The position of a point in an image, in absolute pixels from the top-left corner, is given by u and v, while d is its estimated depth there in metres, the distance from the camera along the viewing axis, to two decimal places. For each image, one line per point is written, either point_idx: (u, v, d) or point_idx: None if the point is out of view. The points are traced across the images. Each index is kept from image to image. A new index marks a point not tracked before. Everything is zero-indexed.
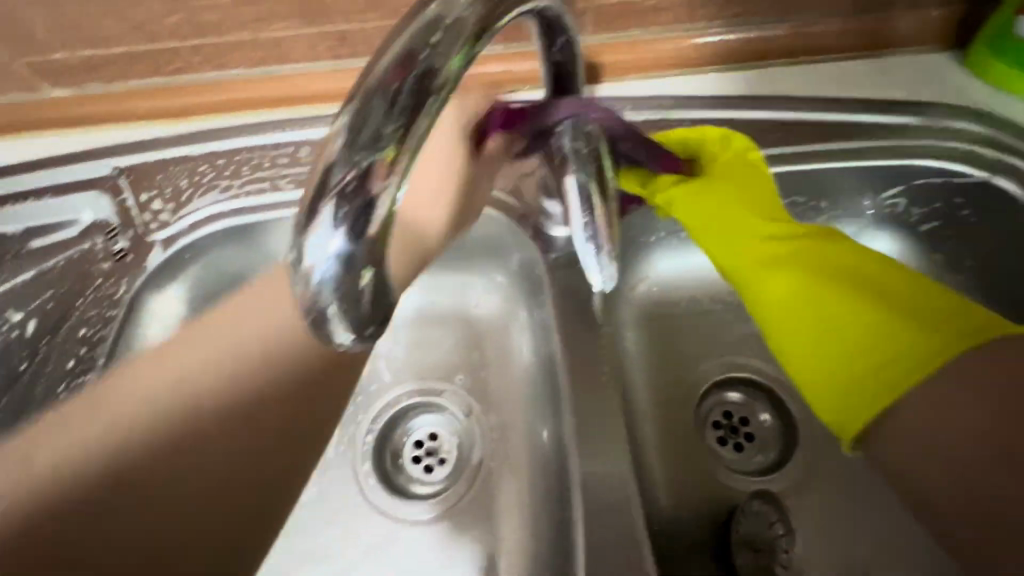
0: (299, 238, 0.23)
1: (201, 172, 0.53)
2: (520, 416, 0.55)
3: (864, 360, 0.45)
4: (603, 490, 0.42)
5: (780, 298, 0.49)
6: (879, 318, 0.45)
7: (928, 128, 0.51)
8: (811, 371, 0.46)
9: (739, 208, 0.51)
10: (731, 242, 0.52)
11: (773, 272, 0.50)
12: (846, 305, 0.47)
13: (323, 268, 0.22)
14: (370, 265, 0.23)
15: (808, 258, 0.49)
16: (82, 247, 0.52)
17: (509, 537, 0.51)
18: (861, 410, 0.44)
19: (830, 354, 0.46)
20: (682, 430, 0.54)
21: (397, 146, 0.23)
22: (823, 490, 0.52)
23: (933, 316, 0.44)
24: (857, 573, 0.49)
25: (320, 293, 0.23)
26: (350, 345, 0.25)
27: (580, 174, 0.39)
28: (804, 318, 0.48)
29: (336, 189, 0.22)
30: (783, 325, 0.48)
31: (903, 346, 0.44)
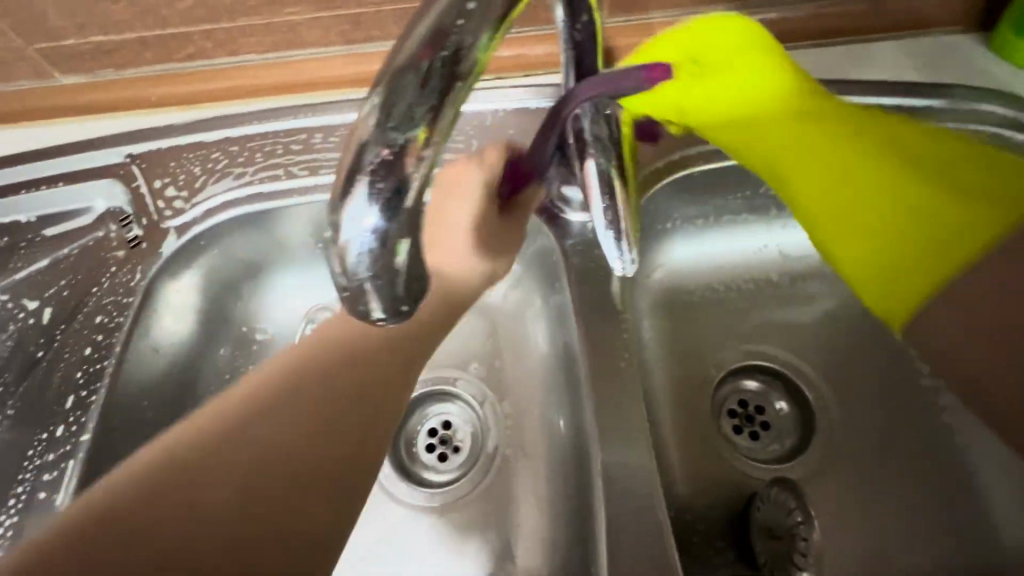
0: (334, 216, 0.22)
1: (214, 160, 0.53)
2: (537, 405, 0.54)
3: (905, 210, 0.42)
4: (627, 479, 0.42)
5: (818, 179, 0.45)
6: (911, 183, 0.42)
7: (952, 111, 0.50)
8: (848, 246, 0.43)
9: (759, 84, 0.48)
10: (755, 127, 0.48)
11: (801, 150, 0.46)
12: (891, 180, 0.43)
13: (362, 241, 0.22)
14: (405, 241, 0.23)
15: (823, 130, 0.46)
16: (97, 235, 0.52)
17: (526, 522, 0.51)
18: (921, 284, 0.39)
19: (876, 225, 0.42)
20: (698, 419, 0.53)
21: (430, 125, 0.22)
22: (841, 479, 0.52)
23: (978, 186, 0.41)
24: (875, 562, 0.49)
25: (358, 267, 0.23)
26: (386, 322, 0.24)
27: (603, 159, 0.38)
28: (838, 192, 0.44)
29: (369, 166, 0.22)
30: (811, 193, 0.45)
31: (960, 222, 0.40)
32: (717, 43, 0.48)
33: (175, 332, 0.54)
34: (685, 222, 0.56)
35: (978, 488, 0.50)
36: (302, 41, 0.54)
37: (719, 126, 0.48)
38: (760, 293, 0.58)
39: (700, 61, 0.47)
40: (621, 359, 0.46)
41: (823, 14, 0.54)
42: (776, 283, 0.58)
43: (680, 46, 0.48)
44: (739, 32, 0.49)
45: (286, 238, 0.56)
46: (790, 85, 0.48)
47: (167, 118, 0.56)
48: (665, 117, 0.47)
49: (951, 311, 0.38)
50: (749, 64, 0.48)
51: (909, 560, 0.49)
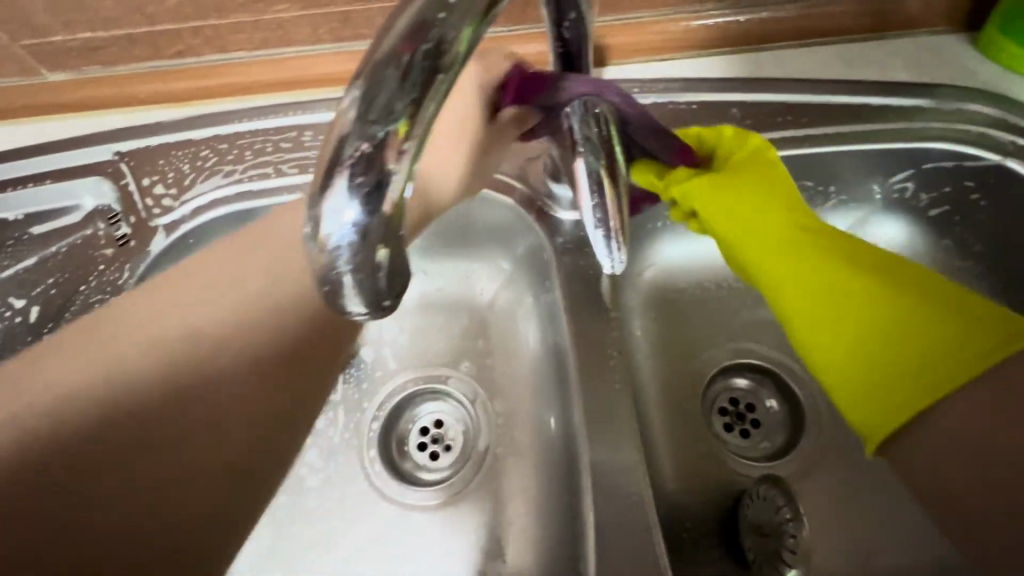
0: (315, 210, 0.22)
1: (203, 157, 0.53)
2: (528, 403, 0.54)
3: (890, 336, 0.41)
4: (615, 475, 0.42)
5: (802, 297, 0.45)
6: (906, 311, 0.41)
7: (938, 110, 0.50)
8: (841, 373, 0.42)
9: (760, 200, 0.47)
10: (751, 235, 0.48)
11: (796, 268, 0.46)
12: (877, 309, 0.42)
13: (341, 236, 0.22)
14: (386, 236, 0.23)
15: (823, 250, 0.46)
16: (85, 233, 0.52)
17: (516, 521, 0.51)
18: (894, 414, 0.39)
19: (863, 349, 0.42)
20: (689, 416, 0.54)
21: (412, 117, 0.22)
22: (830, 476, 0.52)
23: (966, 308, 0.40)
24: (864, 559, 0.49)
25: (337, 262, 0.23)
26: (367, 317, 0.25)
27: (591, 157, 0.38)
28: (828, 314, 0.44)
29: (348, 161, 0.22)
30: (798, 311, 0.45)
31: (944, 345, 0.39)
32: (729, 164, 0.49)
33: None
34: (675, 221, 0.56)
35: None
36: (291, 39, 0.54)
37: (736, 236, 0.48)
38: (750, 291, 0.58)
39: (715, 170, 0.49)
40: (611, 358, 0.46)
41: (813, 13, 0.54)
42: None
43: (701, 142, 0.50)
44: (754, 138, 0.50)
45: None
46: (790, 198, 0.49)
47: (157, 115, 0.55)
48: (669, 194, 0.48)
49: (920, 446, 0.38)
50: (777, 196, 0.48)
51: (897, 557, 0.49)
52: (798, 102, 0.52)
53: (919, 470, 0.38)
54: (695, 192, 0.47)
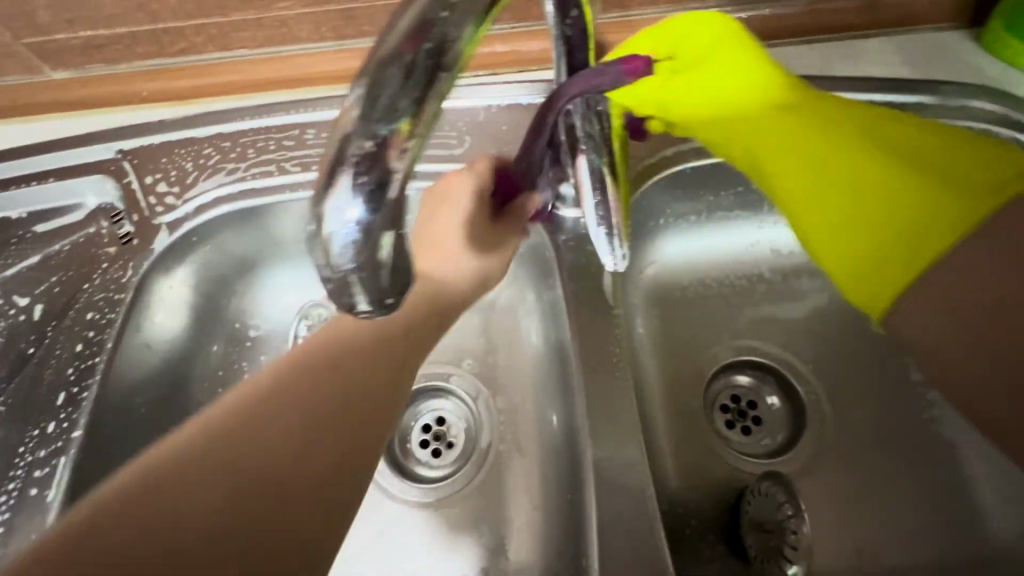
0: (318, 208, 0.22)
1: (206, 155, 0.53)
2: (530, 401, 0.54)
3: (886, 210, 0.42)
4: (620, 472, 0.42)
5: (805, 174, 0.46)
6: (897, 169, 0.43)
7: (941, 107, 0.50)
8: (832, 248, 0.44)
9: (746, 85, 0.47)
10: (745, 129, 0.47)
11: (792, 153, 0.46)
12: (870, 164, 0.44)
13: (344, 234, 0.22)
14: (389, 234, 0.23)
15: (802, 128, 0.46)
16: (88, 231, 0.52)
17: (519, 518, 0.51)
18: (889, 287, 0.41)
19: (860, 223, 0.43)
20: (691, 414, 0.54)
21: (414, 116, 0.22)
22: (831, 474, 0.52)
23: (959, 172, 0.41)
24: (865, 556, 0.49)
25: (341, 260, 0.23)
26: (370, 314, 0.25)
27: (593, 155, 0.38)
28: (830, 197, 0.44)
29: (352, 159, 0.22)
30: (799, 195, 0.46)
31: (922, 213, 0.40)
32: (709, 52, 0.47)
33: (166, 330, 0.54)
34: (678, 218, 0.56)
35: (968, 483, 0.51)
36: (294, 36, 0.54)
37: (710, 124, 0.47)
38: (752, 288, 0.58)
39: (682, 62, 0.47)
40: (614, 356, 0.46)
41: (816, 10, 0.54)
42: (767, 279, 0.58)
43: (665, 40, 0.47)
44: (720, 24, 0.47)
45: (280, 235, 0.56)
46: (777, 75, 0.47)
47: (159, 113, 0.55)
48: (657, 114, 0.46)
49: (920, 310, 0.39)
50: (744, 77, 0.47)
51: (899, 554, 0.49)
52: None
53: (925, 347, 0.40)
54: (675, 102, 0.46)
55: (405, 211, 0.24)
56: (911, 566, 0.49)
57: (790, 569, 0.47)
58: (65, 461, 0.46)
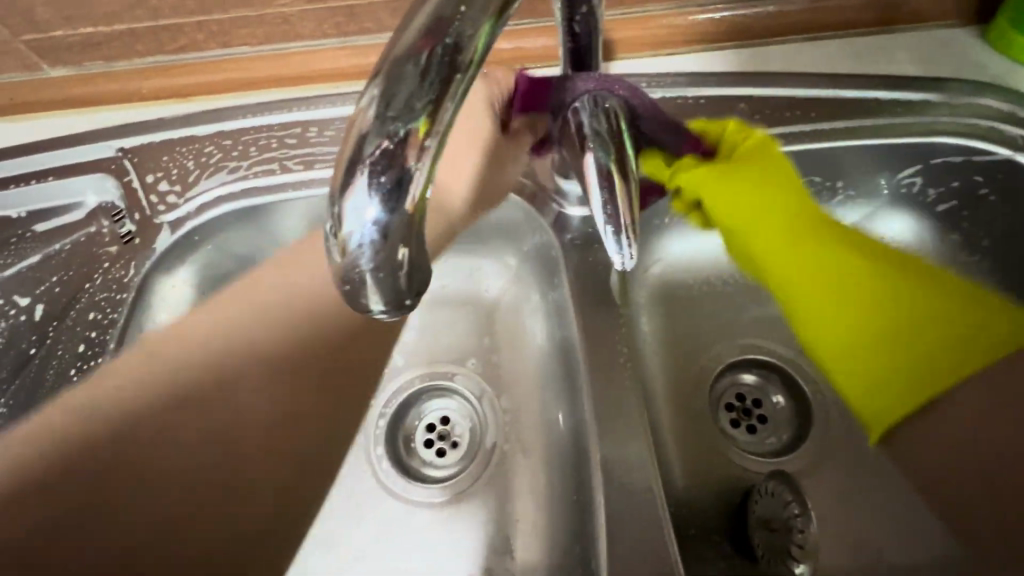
0: (334, 208, 0.22)
1: (207, 154, 0.52)
2: (535, 401, 0.54)
3: (910, 326, 0.43)
4: (626, 471, 0.42)
5: (817, 293, 0.46)
6: (933, 300, 0.44)
7: (947, 104, 0.50)
8: (844, 359, 0.44)
9: (775, 192, 0.47)
10: (761, 227, 0.48)
11: (814, 267, 0.47)
12: (890, 292, 0.45)
13: (361, 234, 0.22)
14: (407, 233, 0.23)
15: (834, 243, 0.47)
16: (88, 230, 0.51)
17: (524, 517, 0.51)
18: (898, 404, 0.42)
19: (877, 339, 0.44)
20: (697, 413, 0.54)
21: (432, 114, 0.22)
22: (836, 472, 0.52)
23: (971, 295, 0.44)
24: (871, 555, 0.49)
25: (358, 260, 0.22)
26: (386, 316, 0.24)
27: (599, 153, 0.38)
28: (849, 318, 0.45)
29: (369, 159, 0.21)
30: (815, 317, 0.46)
31: (959, 334, 0.42)
32: (739, 155, 0.47)
33: None
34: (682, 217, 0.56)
35: None
36: (296, 33, 0.53)
37: (744, 228, 0.48)
38: (757, 287, 0.58)
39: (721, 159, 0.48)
40: (620, 356, 0.46)
41: (823, 6, 0.54)
42: None
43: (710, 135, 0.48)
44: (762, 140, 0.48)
45: (283, 233, 0.55)
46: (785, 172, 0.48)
47: (159, 111, 0.55)
48: (677, 182, 0.47)
49: (924, 434, 0.41)
50: (780, 183, 0.47)
51: (905, 552, 0.49)
52: (808, 97, 0.51)
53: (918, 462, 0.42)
54: (704, 183, 0.46)
55: (423, 211, 0.23)
56: (917, 563, 0.49)
57: (796, 568, 0.47)
58: None
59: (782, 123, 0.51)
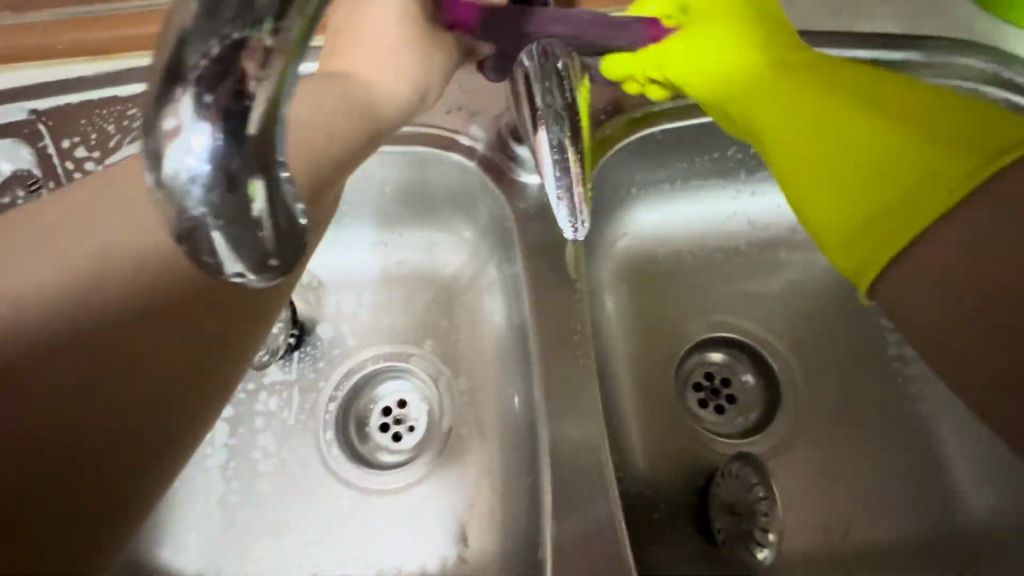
0: (154, 135, 0.17)
1: (130, 116, 0.48)
2: (492, 381, 0.51)
3: (878, 158, 0.37)
4: (578, 459, 0.39)
5: (788, 127, 0.41)
6: (882, 124, 0.38)
7: (928, 65, 0.47)
8: (820, 207, 0.39)
9: (739, 50, 0.46)
10: (734, 84, 0.45)
11: (790, 111, 0.42)
12: (841, 112, 0.40)
13: (193, 172, 0.17)
14: (259, 178, 0.18)
15: (813, 77, 0.43)
16: (0, 202, 0.46)
17: (479, 502, 0.48)
18: (886, 248, 0.35)
19: (858, 174, 0.37)
20: (663, 393, 0.51)
21: (281, 20, 0.17)
22: (802, 453, 0.50)
23: (947, 115, 0.37)
24: (839, 536, 0.47)
25: (185, 201, 0.17)
26: (245, 280, 0.19)
27: (551, 126, 0.36)
28: (811, 167, 0.40)
29: (193, 74, 0.17)
30: (789, 165, 0.41)
31: (940, 161, 0.35)
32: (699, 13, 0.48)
33: None
34: (650, 187, 0.53)
35: (944, 459, 0.50)
36: None
37: (709, 83, 0.46)
38: (728, 262, 0.55)
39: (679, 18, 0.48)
40: (578, 333, 0.43)
41: None
42: (743, 252, 0.55)
43: None
44: None
45: None
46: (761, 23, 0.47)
47: (74, 72, 0.48)
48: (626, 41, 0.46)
49: (918, 286, 0.34)
50: (740, 36, 0.46)
51: (873, 532, 0.48)
52: None
53: (915, 311, 0.34)
54: None
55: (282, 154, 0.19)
56: (883, 542, 0.47)
57: (761, 552, 0.46)
58: None
59: None
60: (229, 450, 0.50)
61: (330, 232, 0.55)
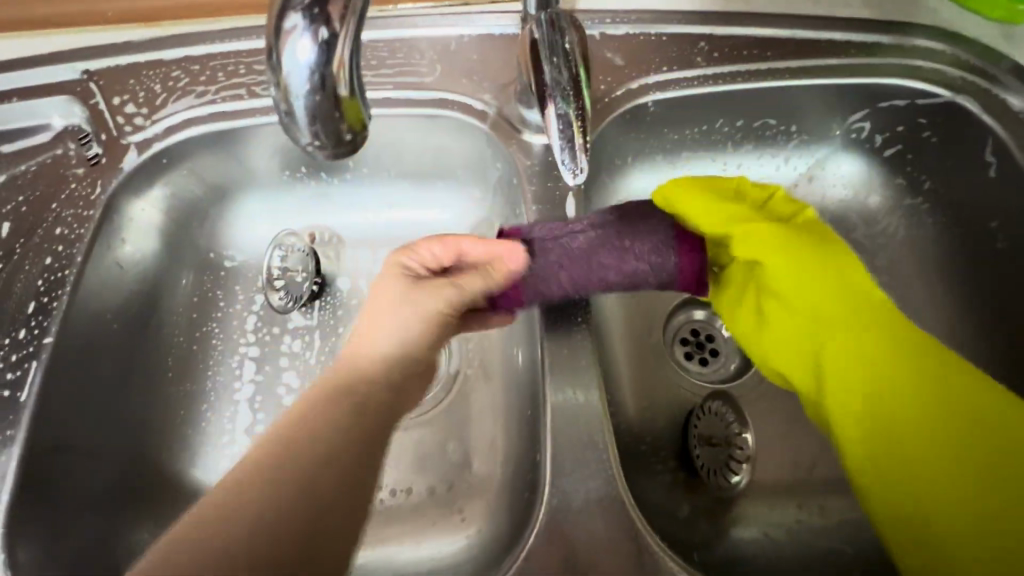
0: (275, 44, 0.23)
1: (174, 78, 0.53)
2: (497, 331, 0.57)
3: (973, 459, 0.39)
4: (573, 401, 0.46)
5: (861, 399, 0.42)
6: (905, 400, 0.41)
7: (896, 47, 0.52)
8: (925, 509, 0.39)
9: (822, 290, 0.45)
10: (796, 336, 0.46)
11: (855, 366, 0.43)
12: (871, 373, 0.42)
13: (301, 75, 0.23)
14: (341, 94, 0.25)
15: (877, 338, 0.43)
16: (55, 153, 0.52)
17: (482, 437, 0.53)
18: None
19: (946, 465, 0.39)
20: (653, 345, 0.56)
21: None
22: (777, 400, 0.55)
23: (967, 413, 0.40)
24: (807, 471, 0.52)
25: (294, 97, 0.24)
26: (328, 155, 0.27)
27: (560, 103, 0.41)
28: (896, 421, 0.41)
29: (301, 6, 0.23)
30: (882, 456, 0.40)
31: None
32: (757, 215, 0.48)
33: (140, 256, 0.54)
34: (642, 156, 0.58)
35: None
36: None
37: (750, 316, 0.48)
38: None
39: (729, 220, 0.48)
40: None
41: None
42: None
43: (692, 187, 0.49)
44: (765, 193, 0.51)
45: (253, 166, 0.57)
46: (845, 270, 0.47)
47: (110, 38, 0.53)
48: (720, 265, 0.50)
49: None
50: (806, 258, 0.46)
51: (839, 466, 0.53)
52: (746, 37, 0.53)
53: None
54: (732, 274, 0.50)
55: (356, 76, 0.25)
56: (846, 475, 0.52)
57: (734, 477, 0.51)
58: (38, 364, 0.46)
59: (768, 58, 0.53)
60: (256, 386, 0.56)
61: (351, 195, 0.60)
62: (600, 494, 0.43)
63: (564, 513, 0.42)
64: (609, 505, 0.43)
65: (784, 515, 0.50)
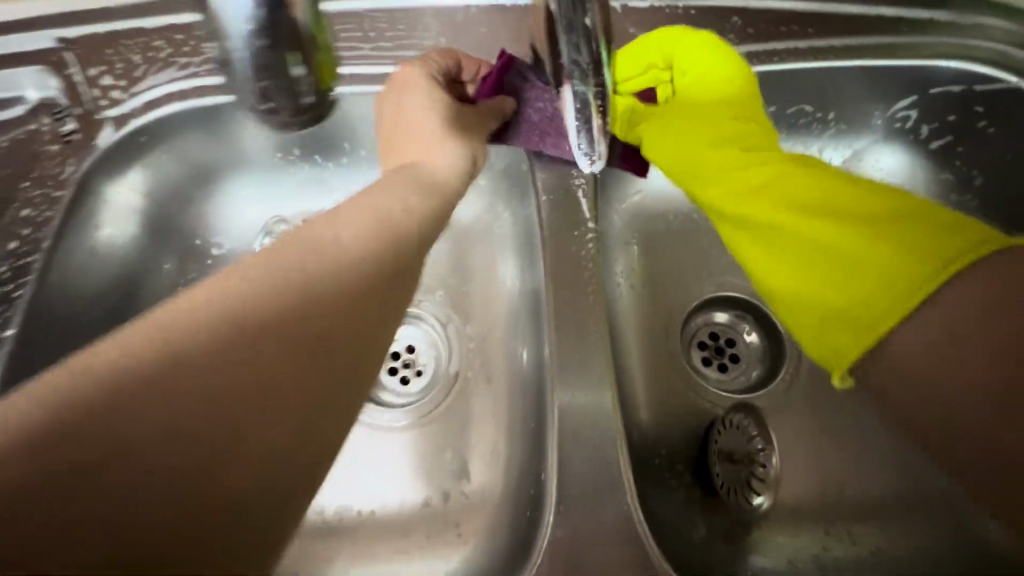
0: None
1: (156, 48, 0.49)
2: (501, 329, 0.52)
3: (827, 255, 0.34)
4: (581, 408, 0.42)
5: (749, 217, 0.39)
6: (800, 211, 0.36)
7: (955, 23, 0.47)
8: (788, 305, 0.36)
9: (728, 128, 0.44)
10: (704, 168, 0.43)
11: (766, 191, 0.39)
12: (772, 192, 0.39)
13: (239, 25, 0.25)
14: (290, 48, 0.26)
15: (790, 174, 0.39)
16: (28, 127, 0.47)
17: (482, 444, 0.49)
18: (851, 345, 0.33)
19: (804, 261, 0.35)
20: (669, 348, 0.52)
21: None
22: (801, 412, 0.50)
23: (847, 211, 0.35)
24: (834, 491, 0.48)
25: (235, 49, 0.25)
26: (288, 123, 0.30)
27: (578, 83, 0.35)
28: (771, 235, 0.37)
29: None
30: (761, 259, 0.38)
31: (900, 267, 0.31)
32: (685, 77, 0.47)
33: (118, 242, 0.50)
34: None
35: None
36: None
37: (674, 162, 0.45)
38: None
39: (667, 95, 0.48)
40: (587, 278, 0.45)
41: None
42: None
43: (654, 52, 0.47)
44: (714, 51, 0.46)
45: (242, 147, 0.53)
46: (748, 111, 0.45)
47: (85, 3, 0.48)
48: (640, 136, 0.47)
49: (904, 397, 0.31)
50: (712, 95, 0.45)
51: (869, 488, 0.48)
52: (784, 10, 0.48)
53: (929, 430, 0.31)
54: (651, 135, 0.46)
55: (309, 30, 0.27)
56: (876, 498, 0.48)
57: (756, 499, 0.47)
58: None
59: (808, 34, 0.48)
60: None
61: (349, 177, 0.56)
62: (610, 514, 0.39)
63: (571, 536, 0.39)
64: (619, 527, 0.39)
65: (807, 539, 0.47)
